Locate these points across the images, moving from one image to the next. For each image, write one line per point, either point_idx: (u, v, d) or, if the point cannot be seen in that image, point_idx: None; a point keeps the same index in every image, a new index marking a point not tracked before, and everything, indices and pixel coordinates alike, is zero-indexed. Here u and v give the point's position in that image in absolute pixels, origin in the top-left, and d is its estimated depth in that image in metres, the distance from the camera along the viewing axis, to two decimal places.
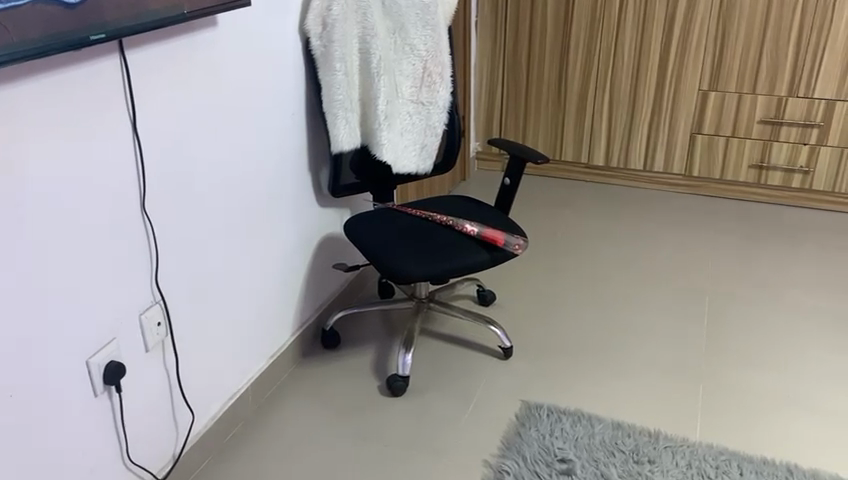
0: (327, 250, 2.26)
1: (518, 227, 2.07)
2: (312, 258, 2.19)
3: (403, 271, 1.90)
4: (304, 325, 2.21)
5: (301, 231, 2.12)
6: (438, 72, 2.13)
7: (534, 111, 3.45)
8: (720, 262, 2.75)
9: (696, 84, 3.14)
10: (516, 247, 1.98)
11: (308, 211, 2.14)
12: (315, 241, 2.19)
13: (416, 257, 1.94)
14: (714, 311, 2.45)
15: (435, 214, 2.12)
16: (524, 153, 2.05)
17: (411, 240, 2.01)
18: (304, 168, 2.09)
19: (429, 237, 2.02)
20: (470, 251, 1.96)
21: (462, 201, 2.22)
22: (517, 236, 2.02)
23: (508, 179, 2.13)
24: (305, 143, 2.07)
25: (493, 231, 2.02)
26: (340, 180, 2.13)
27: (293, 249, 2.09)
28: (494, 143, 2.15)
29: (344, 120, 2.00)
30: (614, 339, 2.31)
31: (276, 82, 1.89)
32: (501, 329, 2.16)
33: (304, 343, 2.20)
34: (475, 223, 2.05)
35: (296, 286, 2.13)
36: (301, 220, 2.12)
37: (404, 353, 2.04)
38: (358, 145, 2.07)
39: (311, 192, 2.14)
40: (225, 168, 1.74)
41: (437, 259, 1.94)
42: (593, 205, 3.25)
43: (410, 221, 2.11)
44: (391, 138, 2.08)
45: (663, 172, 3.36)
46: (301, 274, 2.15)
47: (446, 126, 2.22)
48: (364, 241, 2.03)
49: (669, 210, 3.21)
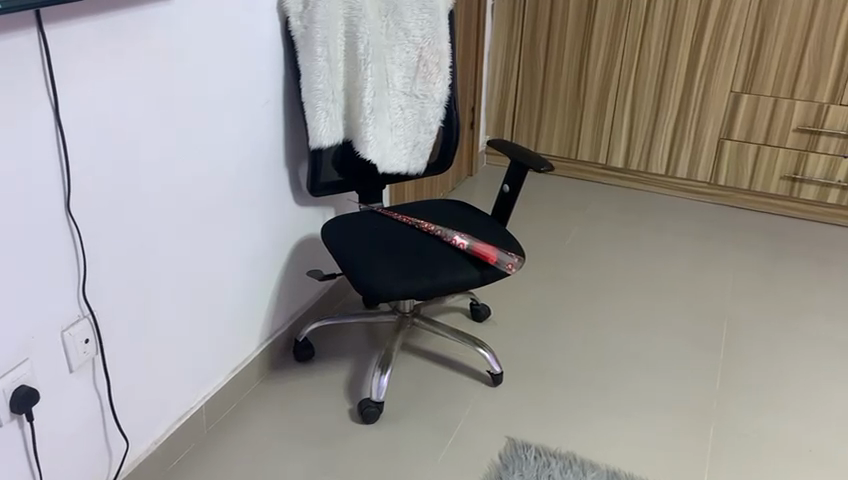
0: (302, 253, 2.05)
1: (515, 242, 1.84)
2: (284, 264, 1.98)
3: (378, 287, 1.68)
4: (273, 336, 2.00)
5: (272, 234, 1.91)
6: (435, 62, 1.90)
7: (550, 105, 3.20)
8: (742, 284, 2.50)
9: (729, 85, 2.87)
10: (509, 266, 1.75)
11: (281, 211, 1.93)
12: (289, 244, 1.99)
13: (395, 272, 1.72)
14: (732, 341, 2.21)
15: (423, 221, 1.90)
16: (527, 157, 1.81)
17: (392, 252, 1.79)
18: (278, 165, 1.87)
19: (413, 249, 1.80)
20: (457, 268, 1.74)
21: (456, 208, 1.99)
22: (512, 254, 1.78)
23: (506, 186, 1.90)
24: (280, 135, 1.85)
25: (485, 246, 1.79)
26: (320, 178, 1.91)
27: (262, 253, 1.89)
28: (493, 145, 1.92)
29: (324, 112, 1.77)
30: (618, 368, 2.08)
31: (247, 66, 1.67)
32: (491, 353, 1.94)
33: (273, 355, 2.00)
34: (466, 235, 1.83)
35: (264, 294, 1.93)
36: (273, 221, 1.90)
37: (380, 375, 1.82)
38: (339, 141, 1.85)
39: (286, 190, 1.93)
40: (180, 163, 1.53)
41: (418, 276, 1.71)
42: (607, 211, 3.00)
43: (395, 228, 1.89)
44: (377, 135, 1.86)
45: (686, 178, 3.10)
46: (270, 281, 1.94)
47: (441, 122, 1.99)
48: (340, 251, 1.81)
49: (689, 221, 2.95)
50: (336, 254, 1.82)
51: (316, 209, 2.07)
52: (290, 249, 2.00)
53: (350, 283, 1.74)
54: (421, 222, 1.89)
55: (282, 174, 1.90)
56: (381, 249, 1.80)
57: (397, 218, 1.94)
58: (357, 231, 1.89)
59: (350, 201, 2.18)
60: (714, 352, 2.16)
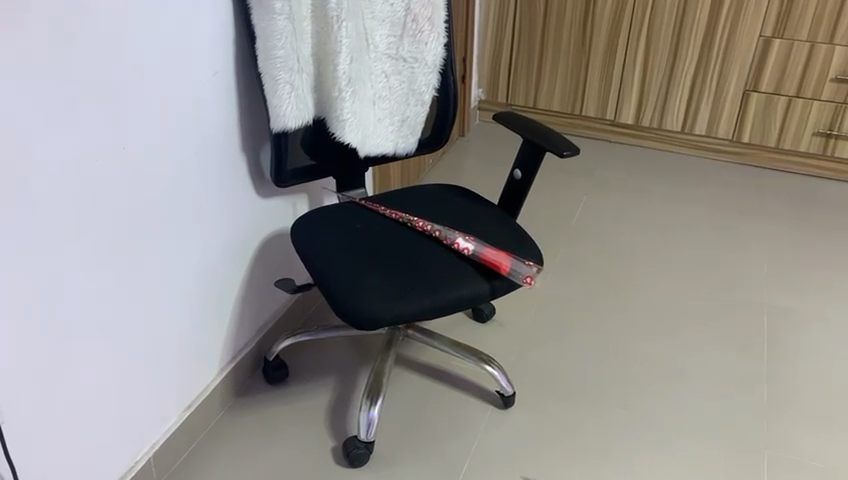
0: (266, 256, 1.70)
1: (530, 243, 1.49)
2: (244, 272, 1.64)
3: (364, 308, 1.34)
4: (238, 356, 1.67)
5: (226, 238, 1.56)
6: (428, 16, 1.52)
7: (551, 53, 2.81)
8: (778, 265, 2.20)
9: (758, 28, 2.49)
10: (527, 278, 1.40)
11: (237, 209, 1.57)
12: (249, 247, 1.63)
13: (384, 287, 1.37)
14: (774, 337, 1.91)
15: (417, 218, 1.54)
16: (548, 137, 1.46)
17: (378, 260, 1.43)
18: (231, 153, 1.50)
19: (404, 254, 1.45)
20: (460, 282, 1.39)
21: (455, 200, 1.64)
22: (528, 261, 1.44)
23: (517, 171, 1.55)
24: (233, 117, 1.48)
25: (495, 251, 1.44)
26: (287, 168, 1.54)
27: (214, 263, 1.53)
28: (500, 121, 1.58)
29: (288, 85, 1.39)
30: (646, 376, 1.78)
31: (180, 31, 1.28)
32: (500, 371, 1.61)
33: (238, 379, 1.67)
34: (471, 237, 1.47)
35: (220, 311, 1.59)
36: (226, 223, 1.55)
37: (368, 408, 1.49)
38: (309, 120, 1.47)
39: (243, 183, 1.57)
40: (97, 169, 1.17)
41: (413, 291, 1.37)
42: (617, 177, 2.67)
43: (380, 227, 1.53)
44: (357, 112, 1.49)
45: (705, 135, 2.75)
46: (227, 295, 1.60)
47: (436, 91, 1.62)
48: (312, 259, 1.46)
49: (710, 187, 2.62)
50: (307, 262, 1.46)
51: (283, 202, 1.70)
52: (251, 253, 1.65)
53: (327, 302, 1.38)
54: (413, 219, 1.53)
55: (238, 164, 1.53)
56: (364, 256, 1.45)
57: (384, 213, 1.57)
58: (333, 230, 1.53)
59: (326, 190, 1.82)
60: (754, 352, 1.86)
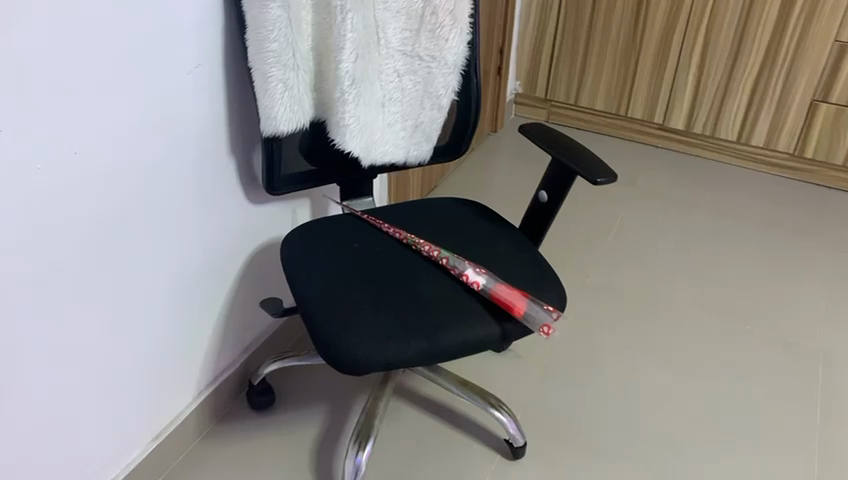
0: (257, 269, 1.52)
1: (551, 280, 1.29)
2: (229, 287, 1.47)
3: (350, 350, 1.15)
4: (220, 377, 1.51)
5: (208, 251, 1.38)
6: (449, 8, 1.31)
7: (597, 47, 2.57)
8: (836, 302, 1.96)
9: (833, 32, 2.22)
10: (544, 326, 1.19)
11: (223, 219, 1.39)
12: (235, 261, 1.46)
13: (377, 325, 1.18)
14: (826, 389, 1.69)
15: (422, 240, 1.34)
16: (581, 163, 1.23)
17: (373, 290, 1.24)
18: (216, 157, 1.32)
19: (403, 285, 1.25)
20: (464, 324, 1.20)
21: (470, 220, 1.44)
22: (547, 305, 1.23)
23: (544, 193, 1.34)
24: (220, 115, 1.29)
25: (510, 290, 1.23)
26: (280, 175, 1.36)
27: (192, 279, 1.36)
28: (527, 134, 1.36)
29: (281, 84, 1.20)
30: (676, 428, 1.58)
31: (154, 18, 1.10)
32: (509, 417, 1.43)
33: (218, 403, 1.51)
34: (483, 268, 1.27)
35: (199, 331, 1.42)
36: (209, 234, 1.37)
37: (355, 454, 1.32)
38: (305, 123, 1.28)
39: (232, 190, 1.39)
40: (38, 178, 1.00)
41: (408, 332, 1.18)
42: (661, 188, 2.44)
43: (380, 248, 1.33)
44: (361, 117, 1.29)
45: (762, 147, 2.49)
46: (208, 314, 1.43)
47: (455, 94, 1.42)
48: (298, 283, 1.27)
49: (763, 207, 2.38)
50: (293, 287, 1.27)
51: (279, 210, 1.52)
52: (238, 267, 1.48)
53: (310, 337, 1.20)
54: (418, 241, 1.33)
55: (225, 169, 1.35)
56: (357, 284, 1.25)
57: (386, 230, 1.38)
58: (326, 248, 1.34)
59: (330, 197, 1.64)
60: (803, 407, 1.65)
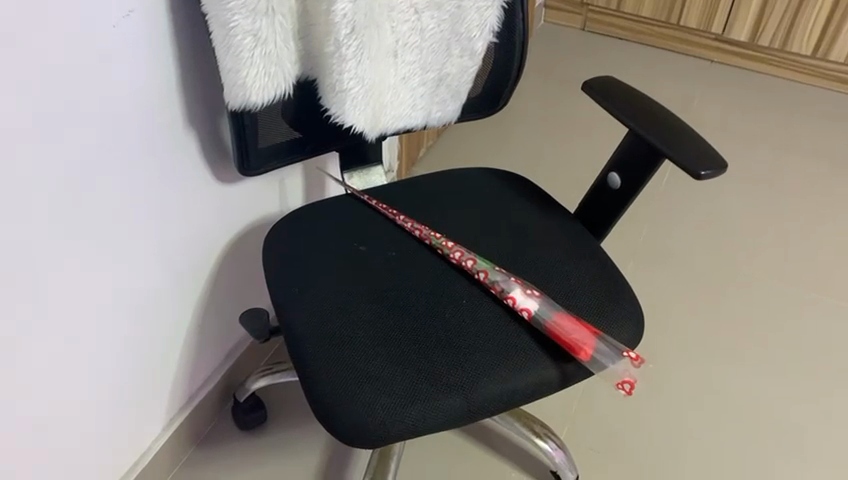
0: (236, 261, 1.21)
1: (623, 294, 0.98)
2: (200, 291, 1.15)
3: (358, 414, 0.83)
4: (197, 395, 1.21)
5: (168, 255, 1.05)
6: None
7: None
8: None
9: None
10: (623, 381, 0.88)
11: (185, 211, 1.05)
12: (205, 258, 1.13)
13: (395, 374, 0.86)
14: None
15: (450, 240, 1.01)
16: (664, 141, 0.91)
17: (388, 321, 0.92)
18: (169, 134, 0.97)
19: (427, 312, 0.93)
20: (510, 368, 0.89)
21: (510, 204, 1.09)
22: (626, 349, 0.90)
23: (615, 175, 0.99)
24: (170, 79, 0.93)
25: (574, 322, 0.91)
26: (258, 156, 1.01)
27: (148, 293, 1.04)
28: (592, 95, 1.01)
29: (250, 40, 0.83)
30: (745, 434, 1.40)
31: None
32: (558, 443, 1.16)
33: (196, 426, 1.22)
34: (533, 286, 0.95)
35: (165, 351, 1.11)
36: (167, 234, 1.03)
37: None
38: (287, 88, 0.92)
39: (194, 174, 1.04)
40: None
41: (438, 384, 0.86)
42: (711, 117, 2.17)
43: (395, 252, 1.00)
44: (365, 77, 0.93)
45: (828, 62, 2.25)
46: (176, 328, 1.12)
47: (492, 36, 1.04)
48: (288, 310, 0.94)
49: (827, 138, 2.12)
50: (280, 314, 0.94)
51: (260, 185, 1.18)
52: (210, 265, 1.15)
53: (303, 389, 0.88)
54: (446, 242, 1.00)
55: (183, 147, 1.00)
56: (366, 311, 0.93)
57: (401, 224, 1.04)
58: (324, 253, 1.01)
59: (325, 167, 1.30)
60: None
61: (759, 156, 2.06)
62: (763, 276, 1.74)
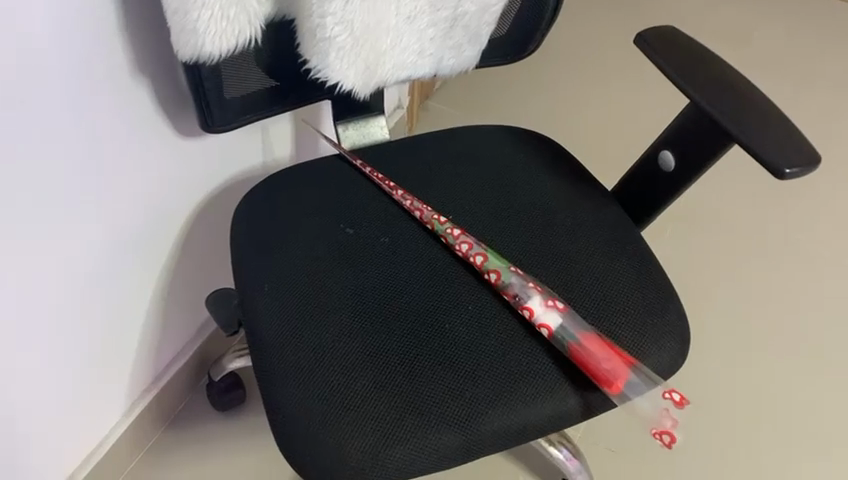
0: (209, 224, 1.04)
1: (666, 300, 0.79)
2: (164, 262, 0.99)
3: (333, 455, 0.68)
4: (167, 372, 1.07)
5: (121, 227, 0.89)
6: None
7: None
8: None
9: None
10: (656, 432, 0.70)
11: (140, 176, 0.87)
12: (167, 226, 0.96)
13: (378, 404, 0.70)
14: None
15: (458, 227, 0.82)
16: (735, 120, 0.72)
17: (374, 330, 0.75)
18: (108, 85, 0.77)
19: (422, 319, 0.76)
20: (523, 397, 0.73)
21: (534, 177, 0.90)
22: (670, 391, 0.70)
23: (668, 155, 0.79)
24: (111, 18, 0.73)
25: (605, 347, 0.72)
26: (225, 114, 0.82)
27: (98, 272, 0.88)
28: (646, 50, 0.79)
29: None
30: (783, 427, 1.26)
31: None
32: (572, 449, 1.02)
33: (166, 405, 1.09)
34: (554, 292, 0.77)
35: (120, 330, 0.96)
36: (118, 205, 0.86)
37: None
38: (255, 33, 0.71)
39: (148, 132, 0.85)
40: None
41: (431, 418, 0.70)
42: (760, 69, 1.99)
43: (389, 238, 0.83)
44: (355, 20, 0.72)
45: None
46: (133, 306, 0.97)
47: None
48: (254, 313, 0.78)
49: None
50: (247, 316, 0.78)
51: (237, 138, 1.00)
52: (175, 233, 0.98)
53: (269, 415, 0.73)
54: (452, 229, 0.81)
55: (130, 101, 0.81)
56: (348, 316, 0.76)
57: (399, 201, 0.86)
58: (303, 236, 0.83)
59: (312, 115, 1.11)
60: None
61: (828, 130, 1.86)
62: (810, 245, 1.58)
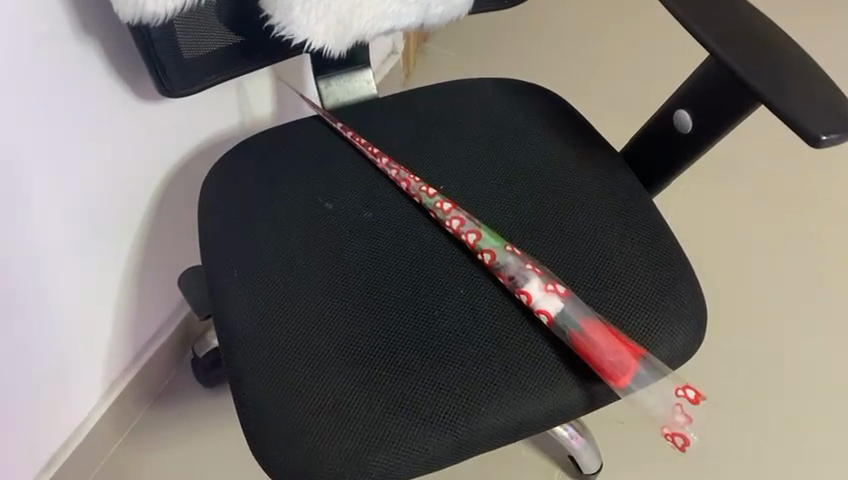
0: (181, 193, 0.96)
1: (679, 275, 0.72)
2: (134, 237, 0.92)
3: (307, 460, 0.62)
4: (147, 348, 1.03)
5: (81, 208, 0.83)
6: None
7: None
8: None
9: None
10: (668, 432, 0.64)
11: (98, 152, 0.81)
12: (134, 199, 0.89)
13: (356, 403, 0.64)
14: None
15: (449, 200, 0.74)
16: (760, 76, 0.62)
17: (353, 319, 0.68)
18: (47, 50, 0.69)
19: (406, 306, 0.69)
20: (519, 391, 0.65)
21: (534, 137, 0.81)
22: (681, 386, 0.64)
23: (683, 114, 0.71)
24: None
25: (608, 337, 0.65)
26: (186, 74, 0.72)
27: (57, 255, 0.82)
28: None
29: None
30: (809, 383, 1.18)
31: None
32: (577, 427, 0.97)
33: (149, 382, 1.05)
34: (553, 273, 0.69)
35: (90, 309, 0.91)
36: (76, 184, 0.80)
37: None
38: None
39: (102, 102, 0.78)
40: None
41: (415, 416, 0.64)
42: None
43: (371, 214, 0.75)
44: None
45: None
46: (102, 283, 0.91)
47: None
48: (224, 303, 0.71)
49: None
50: (216, 306, 0.72)
51: (206, 98, 0.91)
52: (143, 206, 0.91)
53: (240, 415, 0.67)
54: (442, 203, 0.73)
55: (77, 68, 0.73)
56: (324, 304, 0.69)
57: (383, 169, 0.78)
58: (276, 213, 0.76)
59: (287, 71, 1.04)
60: None
61: None
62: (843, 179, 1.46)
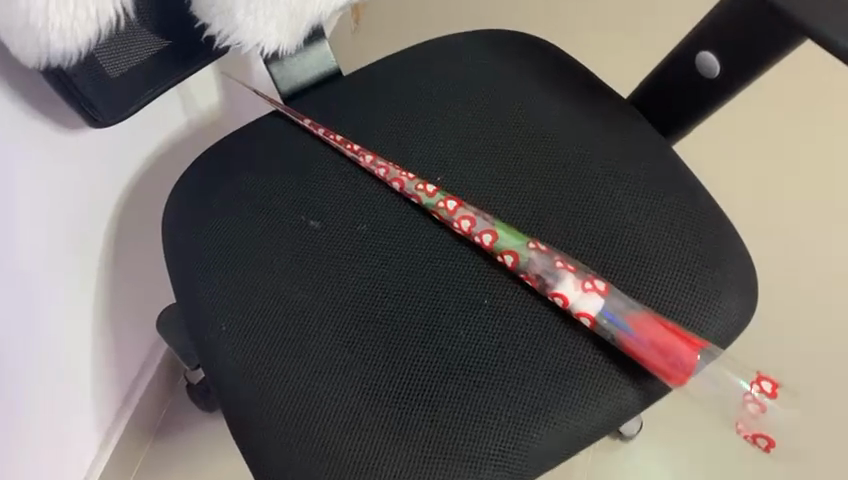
0: (138, 218, 0.86)
1: (721, 239, 0.64)
2: (97, 280, 0.82)
3: None
4: (134, 388, 0.95)
5: (36, 270, 0.72)
6: None
7: None
8: None
9: None
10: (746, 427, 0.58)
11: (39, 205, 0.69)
12: (88, 245, 0.79)
13: (392, 459, 0.56)
14: None
15: (453, 197, 0.65)
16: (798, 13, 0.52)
17: (367, 359, 0.59)
18: None
19: (424, 332, 0.60)
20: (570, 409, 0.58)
21: (530, 101, 0.71)
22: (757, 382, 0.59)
23: (708, 56, 0.61)
24: None
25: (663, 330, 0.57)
26: (116, 102, 0.60)
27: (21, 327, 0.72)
28: None
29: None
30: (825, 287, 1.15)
31: None
32: None
33: (145, 421, 0.97)
34: (587, 266, 0.61)
35: (68, 366, 0.81)
36: (25, 248, 0.69)
37: None
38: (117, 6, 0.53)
39: (30, 150, 0.66)
40: None
41: (461, 461, 0.56)
42: None
43: (364, 227, 0.65)
44: None
45: None
46: (76, 337, 0.81)
47: None
48: (217, 361, 0.62)
49: None
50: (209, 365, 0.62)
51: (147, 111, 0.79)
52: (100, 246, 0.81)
53: None
54: (446, 202, 0.64)
55: None
56: (331, 346, 0.60)
57: (369, 169, 0.68)
58: (255, 240, 0.66)
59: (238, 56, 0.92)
60: None
61: None
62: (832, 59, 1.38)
